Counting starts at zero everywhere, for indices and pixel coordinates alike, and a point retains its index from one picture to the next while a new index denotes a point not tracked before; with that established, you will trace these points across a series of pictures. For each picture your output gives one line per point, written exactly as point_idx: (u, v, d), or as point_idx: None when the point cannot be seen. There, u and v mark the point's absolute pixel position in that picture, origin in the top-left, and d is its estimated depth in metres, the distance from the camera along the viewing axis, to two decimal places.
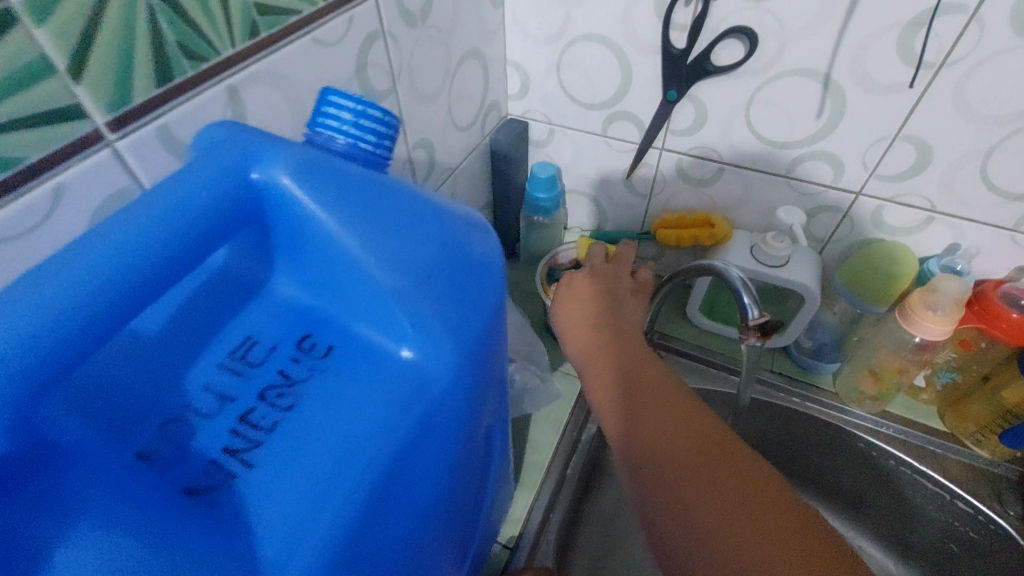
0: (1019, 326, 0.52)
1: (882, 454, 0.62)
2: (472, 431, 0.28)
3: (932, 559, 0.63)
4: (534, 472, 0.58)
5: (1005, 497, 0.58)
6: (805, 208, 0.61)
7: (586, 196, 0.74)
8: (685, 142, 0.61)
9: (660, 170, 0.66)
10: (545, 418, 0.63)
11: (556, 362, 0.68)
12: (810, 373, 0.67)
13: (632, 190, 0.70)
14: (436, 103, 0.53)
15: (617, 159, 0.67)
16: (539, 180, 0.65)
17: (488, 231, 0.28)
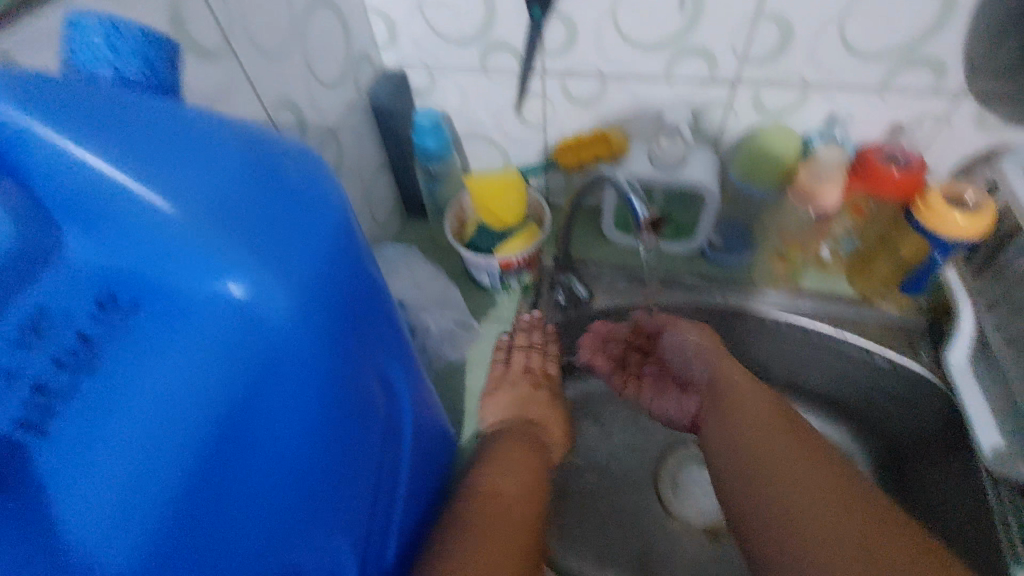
0: (901, 180, 0.55)
1: (803, 331, 0.65)
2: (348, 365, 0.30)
3: (868, 413, 0.67)
4: (478, 418, 0.60)
5: (917, 344, 0.61)
6: (691, 106, 0.61)
7: (484, 139, 0.72)
8: (563, 62, 0.60)
9: (548, 96, 0.64)
10: (480, 365, 0.63)
11: (483, 309, 0.68)
12: (727, 269, 0.69)
13: (526, 123, 0.68)
14: (290, 59, 0.50)
15: (503, 93, 0.65)
16: (426, 128, 0.63)
17: (320, 168, 0.27)
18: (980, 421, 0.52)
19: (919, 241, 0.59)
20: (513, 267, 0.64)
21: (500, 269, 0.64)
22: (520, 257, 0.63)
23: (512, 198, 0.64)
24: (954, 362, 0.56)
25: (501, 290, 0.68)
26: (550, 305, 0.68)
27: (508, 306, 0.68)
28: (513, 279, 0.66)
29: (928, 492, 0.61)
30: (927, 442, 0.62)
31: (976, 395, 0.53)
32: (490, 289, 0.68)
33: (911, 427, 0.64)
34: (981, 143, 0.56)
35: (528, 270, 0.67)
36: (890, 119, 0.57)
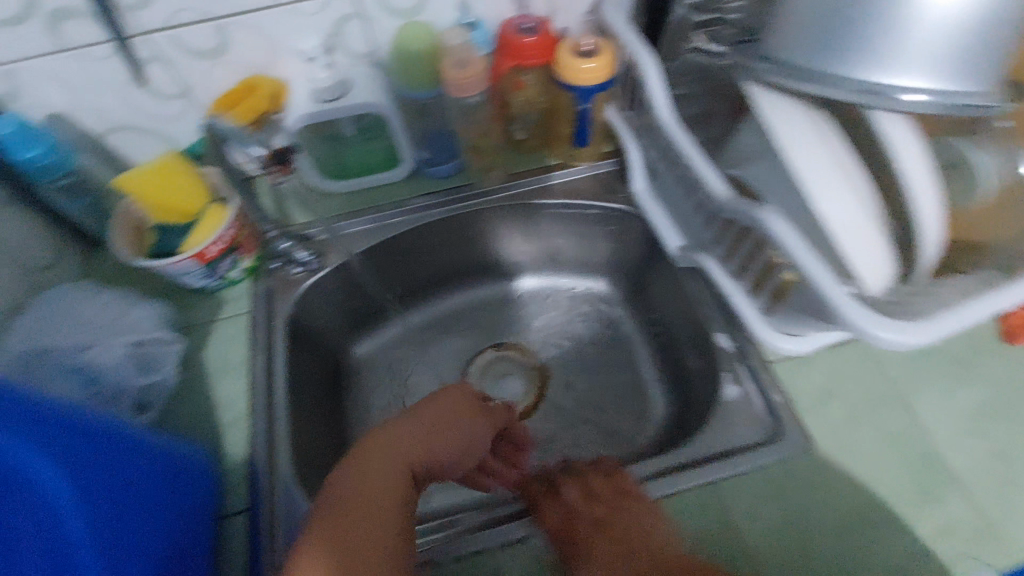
0: (534, 46, 0.63)
1: (513, 210, 0.75)
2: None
3: (608, 256, 0.81)
4: (237, 427, 0.59)
5: (612, 186, 0.75)
6: (326, 27, 0.61)
7: (134, 128, 0.66)
8: (158, 13, 0.55)
9: (168, 56, 0.59)
10: (229, 373, 0.62)
11: (213, 312, 0.66)
12: (444, 179, 0.75)
13: (160, 95, 0.63)
14: None
15: (113, 70, 0.59)
16: (15, 137, 0.54)
17: None
18: (665, 228, 0.66)
19: (568, 101, 0.68)
20: (215, 256, 0.62)
21: (200, 265, 0.62)
22: (216, 244, 0.62)
23: (188, 180, 0.62)
24: (637, 190, 0.70)
25: (221, 285, 0.66)
26: (287, 280, 0.69)
27: (237, 298, 0.67)
28: (228, 268, 0.65)
29: (669, 315, 0.73)
30: (649, 262, 0.76)
31: (661, 211, 0.67)
32: (207, 288, 0.66)
33: (632, 253, 0.78)
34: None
35: (242, 253, 0.66)
36: None
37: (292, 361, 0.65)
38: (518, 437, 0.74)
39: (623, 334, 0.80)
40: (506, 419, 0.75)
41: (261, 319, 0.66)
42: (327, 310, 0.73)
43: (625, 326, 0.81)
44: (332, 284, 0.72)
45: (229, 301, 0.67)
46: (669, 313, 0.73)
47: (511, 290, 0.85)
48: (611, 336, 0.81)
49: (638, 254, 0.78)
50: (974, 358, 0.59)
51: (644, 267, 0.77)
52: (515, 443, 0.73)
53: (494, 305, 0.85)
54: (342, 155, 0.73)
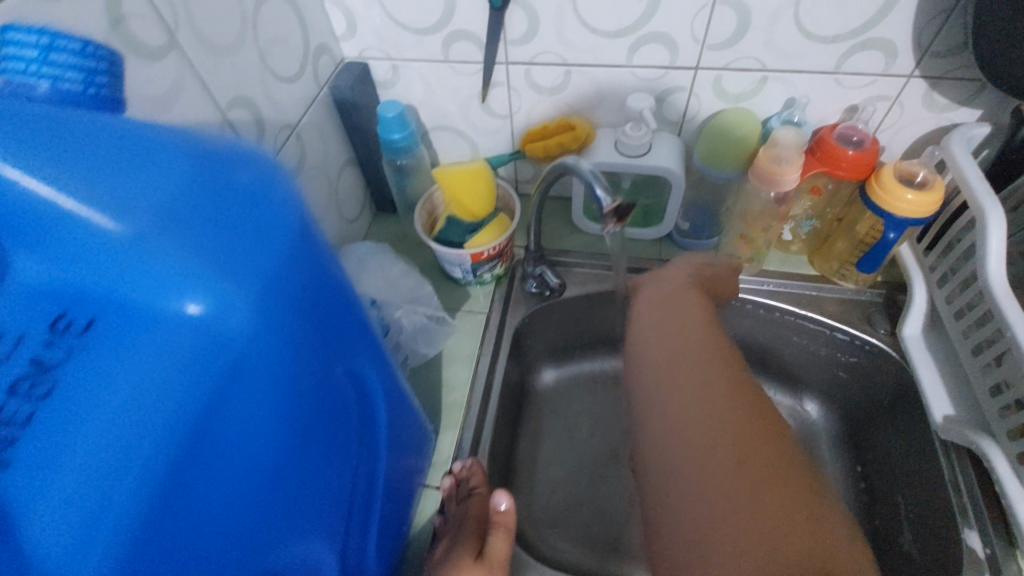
0: (853, 161, 0.61)
1: (755, 305, 0.73)
2: (329, 336, 0.32)
3: (834, 384, 0.75)
4: (453, 411, 0.64)
5: (874, 318, 0.69)
6: (654, 93, 0.66)
7: (452, 130, 0.76)
8: (527, 50, 0.64)
9: (513, 85, 0.68)
10: (458, 359, 0.68)
11: (460, 300, 0.73)
12: (693, 252, 0.76)
13: (490, 111, 0.72)
14: (244, 52, 0.51)
15: (467, 84, 0.69)
16: (390, 121, 0.65)
17: (282, 186, 0.28)
18: (932, 390, 0.60)
19: (870, 221, 0.65)
20: (485, 258, 0.69)
21: (472, 262, 0.69)
22: (491, 249, 0.69)
23: (485, 188, 0.70)
24: (908, 334, 0.64)
25: (474, 283, 0.74)
26: (524, 295, 0.74)
27: (481, 296, 0.74)
28: (486, 271, 0.72)
29: (894, 476, 0.65)
30: (887, 411, 0.68)
31: (928, 364, 0.61)
32: (463, 283, 0.73)
33: (866, 394, 0.71)
34: (930, 124, 0.63)
35: (501, 262, 0.73)
36: (845, 104, 0.63)
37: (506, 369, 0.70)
38: None
39: (821, 473, 0.73)
40: None
41: (494, 322, 0.71)
42: (542, 334, 0.78)
43: (828, 462, 0.73)
44: (555, 312, 0.76)
45: (474, 296, 0.74)
46: (895, 474, 0.65)
47: None
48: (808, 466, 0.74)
49: (871, 398, 0.70)
50: None
51: (876, 412, 0.70)
52: None
53: None
54: None
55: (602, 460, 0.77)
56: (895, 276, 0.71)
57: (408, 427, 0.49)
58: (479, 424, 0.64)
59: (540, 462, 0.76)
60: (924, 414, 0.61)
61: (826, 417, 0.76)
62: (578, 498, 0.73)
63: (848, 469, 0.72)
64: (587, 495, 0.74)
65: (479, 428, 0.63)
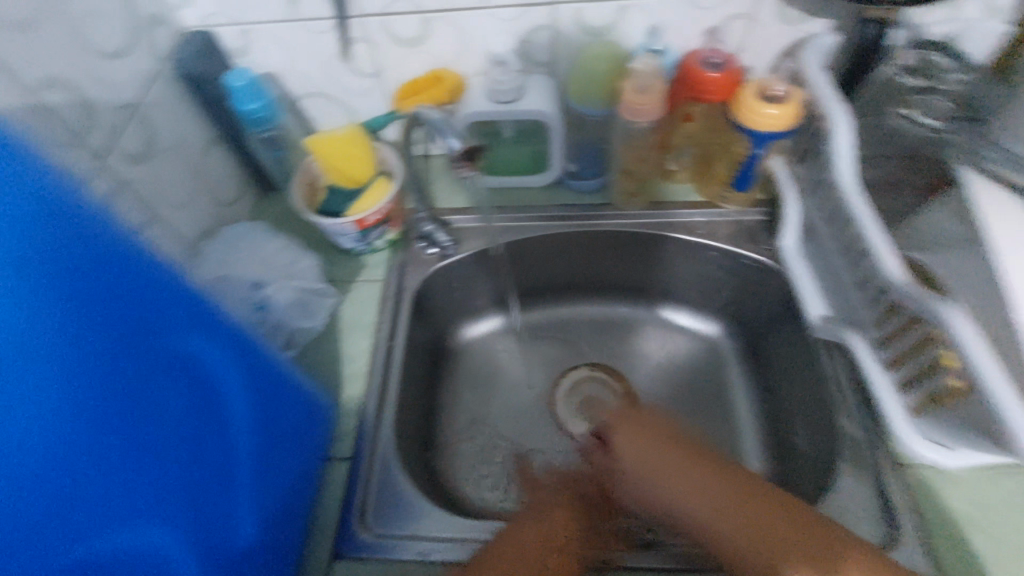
0: (714, 82, 0.62)
1: (649, 238, 0.74)
2: (132, 305, 0.32)
3: (731, 305, 0.77)
4: (355, 383, 0.63)
5: (757, 236, 0.71)
6: (518, 35, 0.64)
7: (322, 96, 0.72)
8: (378, 0, 0.61)
9: (373, 39, 0.65)
10: (356, 330, 0.67)
11: (354, 271, 0.72)
12: (585, 194, 0.76)
13: (357, 71, 0.69)
14: (43, 26, 0.46)
15: (325, 44, 0.66)
16: (241, 90, 0.61)
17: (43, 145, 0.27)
18: (809, 295, 0.62)
19: (738, 142, 0.66)
20: (371, 224, 0.67)
21: (357, 230, 0.67)
22: (375, 214, 0.67)
23: (362, 152, 0.68)
24: (784, 246, 0.66)
25: (366, 252, 0.72)
26: (421, 258, 0.73)
27: (377, 264, 0.72)
28: (376, 237, 0.70)
29: (788, 381, 0.69)
30: (779, 321, 0.71)
31: (806, 272, 0.64)
32: (355, 252, 0.71)
33: (760, 309, 0.74)
34: (786, 39, 0.64)
35: (390, 226, 0.71)
36: (703, 26, 0.64)
37: (409, 333, 0.69)
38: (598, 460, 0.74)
39: (727, 389, 0.76)
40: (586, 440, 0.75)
41: (391, 288, 0.70)
42: (446, 295, 0.76)
43: (733, 378, 0.77)
44: (454, 272, 0.74)
45: (369, 265, 0.72)
46: (789, 378, 0.69)
47: (624, 315, 0.83)
48: (715, 384, 0.77)
49: (765, 312, 0.74)
50: None
51: (771, 324, 0.73)
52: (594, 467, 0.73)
53: (600, 323, 0.83)
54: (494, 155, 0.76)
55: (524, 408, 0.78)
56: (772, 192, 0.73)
57: (287, 402, 0.49)
58: (382, 392, 0.63)
59: (461, 420, 0.76)
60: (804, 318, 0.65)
61: (729, 336, 0.79)
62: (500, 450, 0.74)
63: (751, 381, 0.75)
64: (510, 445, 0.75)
65: (382, 396, 0.62)
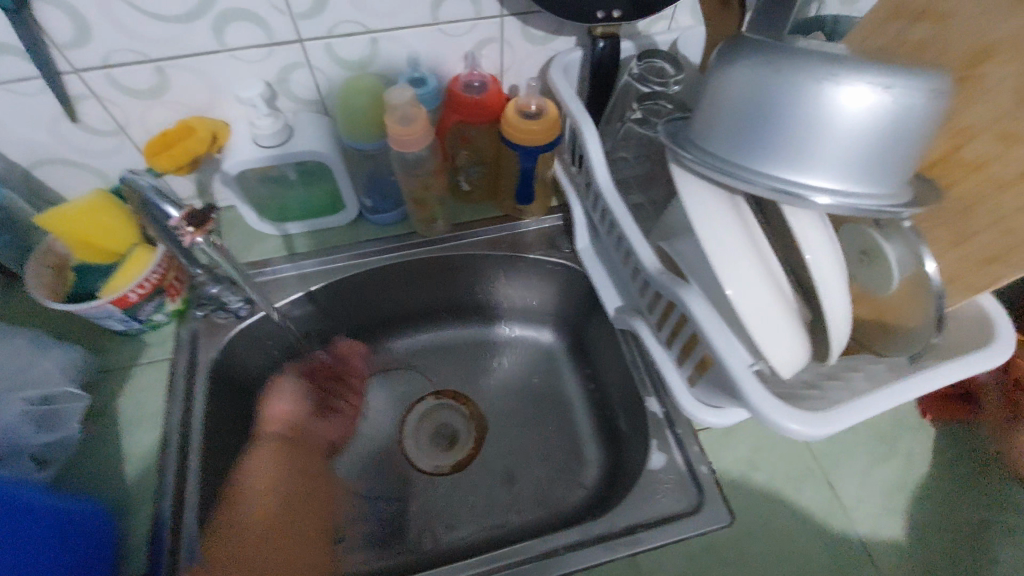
0: (477, 104, 0.64)
1: (459, 260, 0.74)
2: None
3: (552, 308, 0.81)
4: (145, 483, 0.55)
5: (557, 241, 0.75)
6: (272, 75, 0.61)
7: (58, 162, 0.63)
8: (91, 53, 0.54)
9: (102, 95, 0.58)
10: (141, 422, 0.59)
11: (134, 353, 0.63)
12: (390, 226, 0.74)
13: (95, 132, 0.61)
14: None
15: (40, 105, 0.57)
16: None
17: None
18: (603, 290, 0.67)
19: (512, 158, 0.69)
20: (138, 300, 0.59)
21: (120, 309, 0.59)
22: (138, 288, 0.59)
23: (112, 220, 0.60)
24: (581, 248, 0.70)
25: (146, 329, 0.63)
26: (215, 324, 0.66)
27: (163, 341, 0.64)
28: (152, 312, 0.62)
29: (609, 371, 0.73)
30: (593, 317, 0.76)
31: (600, 269, 0.68)
32: (129, 333, 0.63)
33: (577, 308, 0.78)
34: (541, 56, 0.69)
35: (171, 296, 0.63)
36: (462, 51, 0.65)
37: (212, 409, 0.62)
38: (450, 492, 0.72)
39: (563, 390, 0.79)
40: (438, 473, 0.74)
41: (181, 365, 0.62)
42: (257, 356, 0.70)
43: (567, 378, 0.80)
44: (257, 331, 0.68)
45: (154, 344, 0.64)
46: (609, 368, 0.73)
47: (458, 337, 0.83)
48: (551, 387, 0.80)
49: (581, 310, 0.77)
50: (891, 432, 0.61)
51: (588, 320, 0.77)
52: (446, 499, 0.71)
53: (437, 351, 0.82)
54: (285, 199, 0.71)
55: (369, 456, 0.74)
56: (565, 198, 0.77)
57: None
58: (179, 486, 0.55)
59: None
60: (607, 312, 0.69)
61: (556, 338, 0.82)
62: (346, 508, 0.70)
63: (581, 378, 0.79)
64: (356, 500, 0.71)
65: (181, 491, 0.55)
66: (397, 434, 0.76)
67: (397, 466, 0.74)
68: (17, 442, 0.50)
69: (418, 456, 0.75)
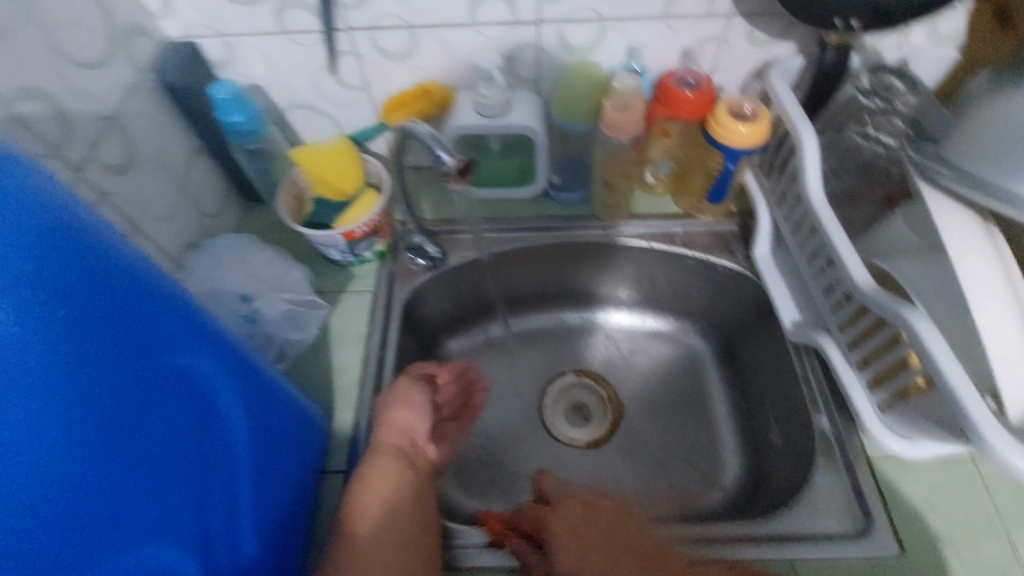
0: (690, 101, 0.65)
1: (633, 248, 0.76)
2: (118, 302, 0.31)
3: (709, 311, 0.81)
4: (347, 394, 0.63)
5: (732, 245, 0.75)
6: (504, 51, 0.66)
7: (308, 107, 0.72)
8: (365, 16, 0.62)
9: (360, 53, 0.66)
10: (346, 343, 0.67)
11: (342, 282, 0.71)
12: (570, 206, 0.78)
13: (345, 84, 0.69)
14: (24, 36, 0.45)
15: (311, 56, 0.66)
16: (227, 102, 0.60)
17: (29, 170, 0.27)
18: (783, 301, 0.66)
19: (715, 156, 0.69)
20: (359, 237, 0.67)
21: (346, 242, 0.67)
22: (364, 226, 0.67)
23: (351, 162, 0.68)
24: (760, 255, 0.70)
25: (355, 263, 0.72)
26: (409, 269, 0.73)
27: (365, 275, 0.72)
28: (365, 249, 0.70)
29: (764, 382, 0.72)
30: (756, 325, 0.75)
31: (779, 279, 0.68)
32: (343, 263, 0.71)
33: (739, 314, 0.77)
34: (757, 60, 0.69)
35: (380, 237, 0.70)
36: (681, 46, 0.67)
37: (401, 341, 0.69)
38: (586, 464, 0.75)
39: (707, 391, 0.79)
40: (574, 445, 0.77)
41: (381, 300, 0.70)
42: (434, 305, 0.77)
43: (710, 380, 0.80)
44: (440, 284, 0.75)
45: (358, 277, 0.72)
46: (766, 379, 0.72)
47: (609, 323, 0.85)
48: (694, 386, 0.80)
49: (742, 317, 0.77)
50: None
51: (746, 329, 0.77)
52: (582, 471, 0.74)
53: (585, 331, 0.85)
54: (482, 166, 0.77)
55: (513, 416, 0.79)
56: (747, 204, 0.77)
57: (280, 408, 0.49)
58: (375, 403, 0.62)
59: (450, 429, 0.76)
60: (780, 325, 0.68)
61: (706, 340, 0.82)
62: (492, 458, 0.75)
63: (728, 383, 0.79)
64: (498, 452, 0.76)
65: (376, 407, 0.62)
66: (539, 401, 0.80)
67: (538, 430, 0.78)
68: (279, 333, 0.63)
69: (558, 425, 0.79)
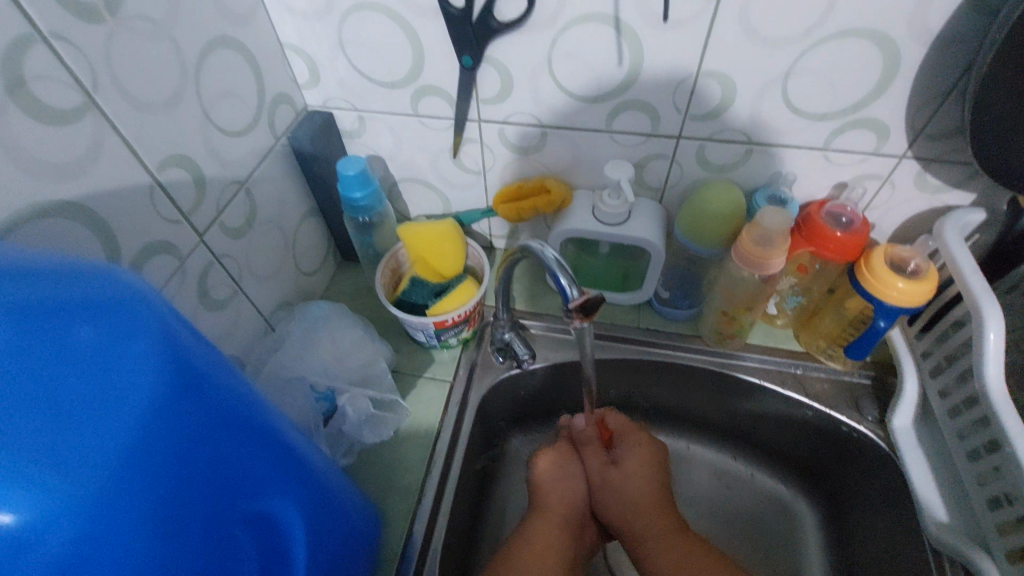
0: (841, 241, 0.57)
1: (741, 383, 0.68)
2: (212, 463, 0.28)
3: (818, 469, 0.69)
4: (406, 497, 0.58)
5: (862, 403, 0.64)
6: (635, 160, 0.62)
7: (422, 183, 0.72)
8: (500, 110, 0.60)
9: (487, 142, 0.64)
10: (414, 436, 0.62)
11: (422, 366, 0.68)
12: (675, 322, 0.72)
13: (464, 168, 0.68)
14: (183, 107, 0.46)
15: (437, 138, 0.65)
16: (351, 178, 0.60)
17: (141, 313, 0.26)
18: (926, 495, 0.55)
19: (862, 303, 0.60)
20: (450, 325, 0.64)
21: (435, 328, 0.64)
22: (457, 315, 0.63)
23: (456, 247, 0.65)
24: (898, 426, 0.59)
25: (438, 347, 0.68)
26: (491, 363, 0.69)
27: (446, 362, 0.68)
28: (451, 336, 0.66)
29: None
30: (875, 508, 0.62)
31: (921, 464, 0.56)
32: (427, 346, 0.68)
33: (858, 488, 0.65)
34: (922, 205, 0.60)
35: (468, 326, 0.67)
36: (835, 180, 0.60)
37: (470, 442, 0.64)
38: None
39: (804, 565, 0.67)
40: None
41: (457, 393, 0.66)
42: (510, 403, 0.72)
43: (809, 554, 0.68)
44: (521, 383, 0.70)
45: (439, 362, 0.69)
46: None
47: (699, 456, 0.76)
48: (788, 554, 0.69)
49: (861, 491, 0.65)
50: None
51: (863, 506, 0.64)
52: None
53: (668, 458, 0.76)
54: (586, 265, 0.72)
55: None
56: (884, 356, 0.67)
57: (349, 522, 0.44)
58: (432, 512, 0.57)
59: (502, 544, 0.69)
60: (916, 519, 0.56)
61: (809, 502, 0.70)
62: None
63: (832, 560, 0.66)
64: None
65: (433, 519, 0.57)
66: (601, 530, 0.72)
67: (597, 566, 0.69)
68: (355, 432, 0.59)
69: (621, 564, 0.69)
